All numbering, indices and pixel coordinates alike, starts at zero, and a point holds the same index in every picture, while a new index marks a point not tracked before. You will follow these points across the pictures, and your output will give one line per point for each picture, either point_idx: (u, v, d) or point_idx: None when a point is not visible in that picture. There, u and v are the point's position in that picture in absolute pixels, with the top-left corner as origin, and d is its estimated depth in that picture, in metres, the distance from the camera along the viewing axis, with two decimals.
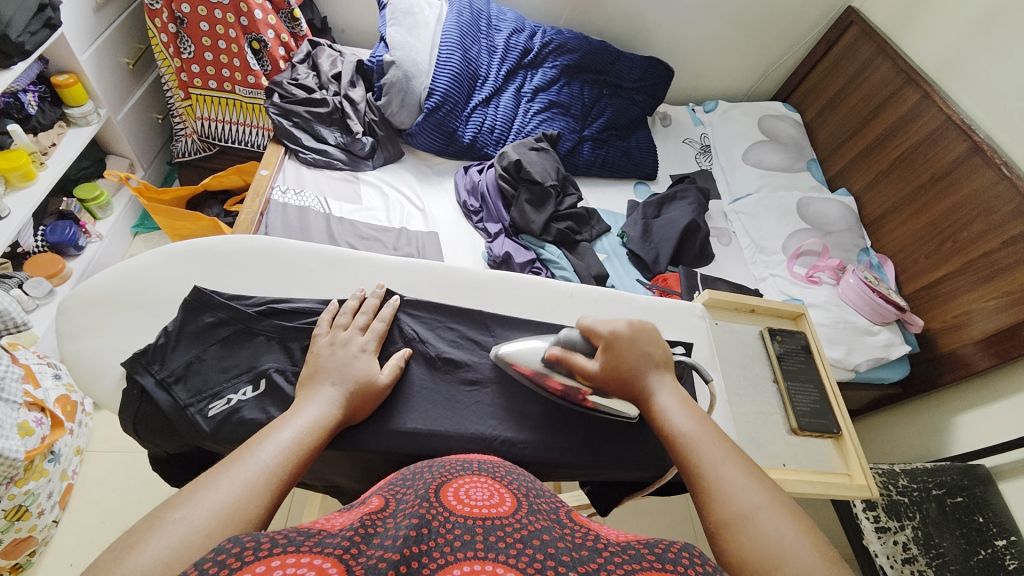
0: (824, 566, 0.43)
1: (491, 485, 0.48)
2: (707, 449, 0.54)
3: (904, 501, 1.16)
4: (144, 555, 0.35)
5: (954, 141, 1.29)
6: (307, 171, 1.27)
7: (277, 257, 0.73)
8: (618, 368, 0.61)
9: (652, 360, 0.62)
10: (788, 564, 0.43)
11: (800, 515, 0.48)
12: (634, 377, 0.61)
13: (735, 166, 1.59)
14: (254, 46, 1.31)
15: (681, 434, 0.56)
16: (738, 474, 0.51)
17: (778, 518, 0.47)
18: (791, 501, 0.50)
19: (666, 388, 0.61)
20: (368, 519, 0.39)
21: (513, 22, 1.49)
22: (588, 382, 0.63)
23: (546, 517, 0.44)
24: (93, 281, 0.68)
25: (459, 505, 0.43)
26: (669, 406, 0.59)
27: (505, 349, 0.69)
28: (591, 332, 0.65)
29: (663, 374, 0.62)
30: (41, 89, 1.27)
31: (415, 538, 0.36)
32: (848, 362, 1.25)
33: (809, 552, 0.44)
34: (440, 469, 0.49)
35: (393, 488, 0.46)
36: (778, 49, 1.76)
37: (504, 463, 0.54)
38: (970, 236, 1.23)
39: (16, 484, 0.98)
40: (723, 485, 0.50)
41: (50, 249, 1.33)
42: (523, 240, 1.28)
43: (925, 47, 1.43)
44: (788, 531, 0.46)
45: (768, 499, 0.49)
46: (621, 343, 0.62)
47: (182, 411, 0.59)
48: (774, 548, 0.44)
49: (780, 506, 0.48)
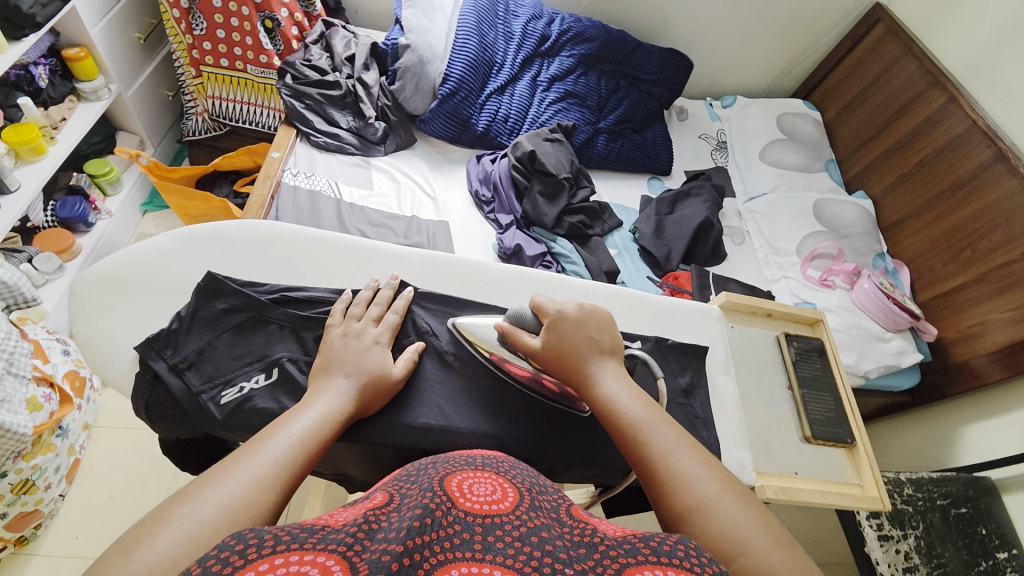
0: (776, 548, 0.45)
1: (492, 478, 0.47)
2: (660, 436, 0.53)
3: (909, 510, 1.17)
4: (151, 551, 0.35)
5: (977, 148, 1.26)
6: (318, 154, 1.26)
7: (290, 244, 0.72)
8: (559, 349, 0.60)
9: (596, 346, 0.60)
10: (745, 549, 0.44)
11: (752, 497, 0.50)
12: (577, 364, 0.59)
13: (752, 165, 1.56)
14: (267, 24, 1.29)
15: (632, 422, 0.54)
16: (691, 461, 0.51)
17: (732, 505, 0.48)
18: (742, 483, 0.51)
19: (611, 374, 0.59)
20: (372, 514, 0.39)
21: (531, 9, 1.46)
22: (530, 357, 0.63)
23: (547, 513, 0.43)
24: (107, 262, 0.68)
25: (461, 499, 0.42)
26: (616, 392, 0.57)
27: (464, 321, 0.68)
28: (539, 310, 0.65)
29: (608, 361, 0.60)
30: (52, 61, 1.26)
31: (420, 530, 0.36)
32: (859, 369, 1.23)
33: (763, 537, 0.46)
34: (444, 464, 0.48)
35: (397, 483, 0.46)
36: (800, 46, 1.72)
37: (509, 458, 0.53)
38: (990, 245, 1.21)
39: (23, 458, 0.99)
40: (678, 474, 0.50)
41: (59, 224, 1.32)
42: (535, 233, 1.27)
43: (951, 47, 1.38)
44: (742, 518, 0.47)
45: (721, 485, 0.50)
46: (565, 323, 0.62)
47: (194, 398, 0.59)
48: (730, 537, 0.45)
49: (733, 491, 0.49)
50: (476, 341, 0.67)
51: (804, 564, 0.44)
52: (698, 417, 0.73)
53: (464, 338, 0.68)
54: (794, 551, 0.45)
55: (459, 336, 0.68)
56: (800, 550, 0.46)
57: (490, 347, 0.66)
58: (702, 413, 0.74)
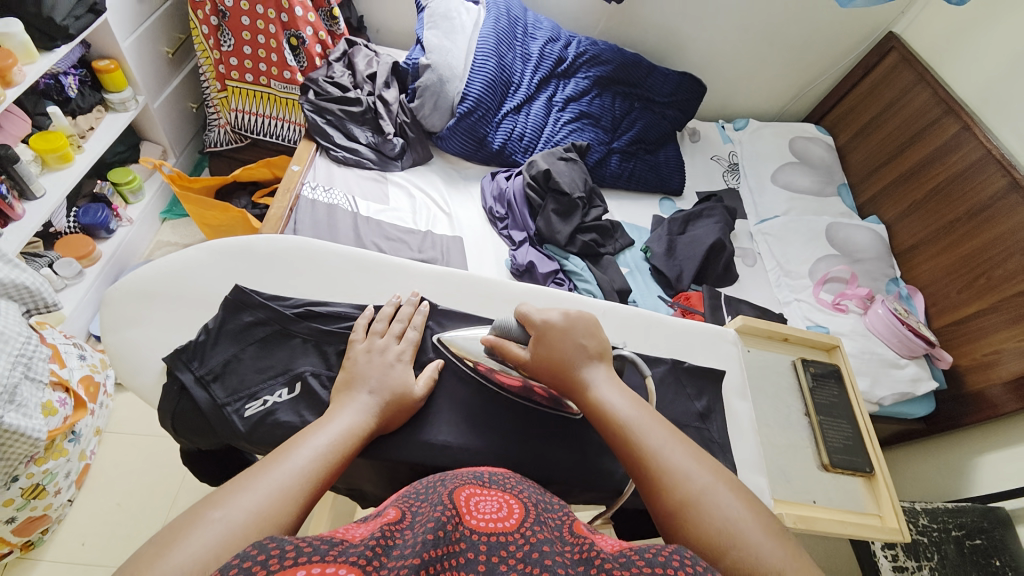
0: (767, 537, 0.47)
1: (498, 495, 0.46)
2: (652, 435, 0.54)
3: (923, 541, 1.17)
4: (183, 553, 0.35)
5: (992, 176, 1.26)
6: (337, 168, 1.29)
7: (313, 259, 0.73)
8: (549, 358, 0.61)
9: (585, 352, 0.61)
10: (739, 539, 0.46)
11: (742, 488, 0.52)
12: (567, 371, 0.60)
13: (764, 188, 1.57)
14: (292, 42, 1.34)
15: (624, 424, 0.55)
16: (683, 456, 0.53)
17: (725, 496, 0.50)
18: (733, 476, 0.53)
19: (602, 379, 0.60)
20: (387, 530, 0.39)
21: (549, 31, 1.49)
22: (521, 368, 0.64)
23: (551, 530, 0.43)
24: (137, 273, 0.69)
25: (468, 515, 0.42)
26: (608, 395, 0.58)
27: (450, 336, 0.69)
28: (525, 319, 0.65)
29: (597, 366, 0.61)
30: (82, 72, 1.31)
31: (434, 543, 0.37)
32: (873, 395, 1.22)
33: (755, 527, 0.47)
34: (452, 480, 0.48)
35: (408, 501, 0.45)
36: (812, 72, 1.74)
37: (515, 475, 0.52)
38: (1004, 275, 1.21)
39: (35, 463, 1.00)
40: (671, 469, 0.51)
41: (81, 230, 1.35)
42: (547, 250, 1.28)
43: (966, 77, 1.40)
44: (734, 509, 0.49)
45: (714, 478, 0.51)
46: (552, 331, 0.62)
47: (219, 410, 0.60)
48: (724, 528, 0.47)
49: (726, 484, 0.51)
50: (466, 354, 0.67)
51: (795, 552, 0.46)
52: (715, 443, 0.73)
53: (451, 352, 0.68)
54: (784, 539, 0.47)
55: (446, 351, 0.68)
56: (788, 536, 0.48)
57: (472, 356, 0.67)
58: (720, 438, 0.73)
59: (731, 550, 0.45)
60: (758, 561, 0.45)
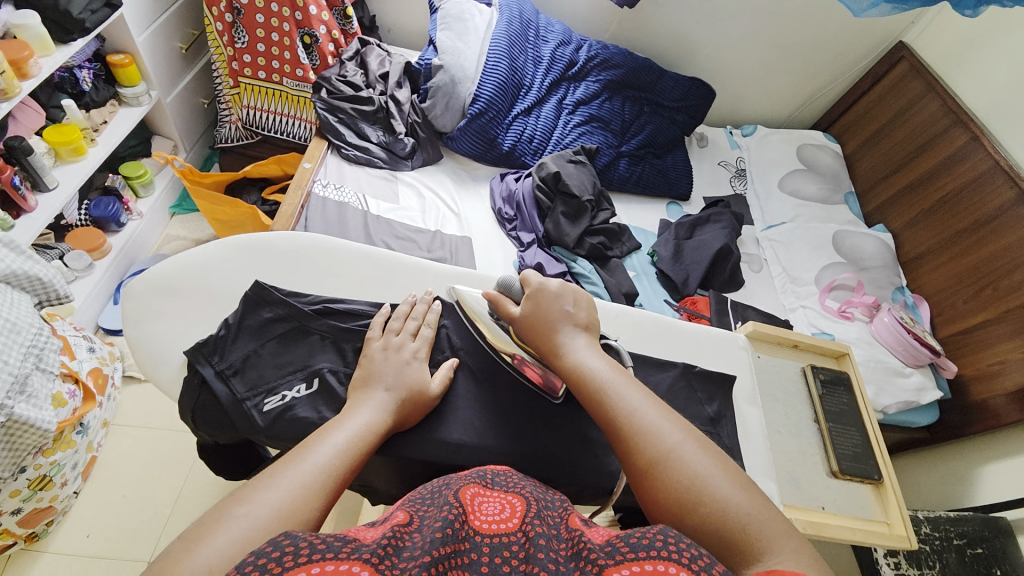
0: (734, 489, 0.48)
1: (500, 496, 0.46)
2: (625, 396, 0.55)
3: (925, 550, 1.18)
4: (210, 549, 0.36)
5: (1000, 187, 1.27)
6: (347, 167, 1.29)
7: (331, 255, 0.74)
8: (535, 320, 0.63)
9: (572, 319, 0.63)
10: (705, 493, 0.47)
11: (711, 445, 0.53)
12: (549, 332, 0.62)
13: (771, 194, 1.58)
14: (306, 40, 1.34)
15: (599, 385, 0.56)
16: (655, 416, 0.53)
17: (694, 453, 0.50)
18: (703, 434, 0.54)
19: (581, 344, 0.61)
20: (397, 530, 0.39)
21: (561, 34, 1.50)
22: (511, 327, 0.66)
23: (551, 526, 0.43)
24: (158, 269, 0.69)
25: (473, 515, 0.42)
26: (584, 359, 0.59)
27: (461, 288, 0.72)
28: (525, 281, 0.68)
29: (580, 333, 0.62)
30: (96, 66, 1.32)
31: (444, 541, 0.37)
32: (878, 404, 1.23)
33: (722, 479, 0.49)
34: (456, 481, 0.47)
35: (415, 503, 0.45)
36: (821, 80, 1.74)
37: (517, 472, 0.52)
38: (1010, 286, 1.21)
39: (44, 454, 1.01)
40: (642, 429, 0.52)
41: (92, 223, 1.36)
42: (555, 252, 1.28)
43: (976, 89, 1.40)
44: (703, 464, 0.50)
45: (683, 436, 0.52)
46: (544, 295, 0.65)
47: (239, 404, 0.60)
48: (692, 484, 0.48)
49: (696, 442, 0.52)
50: (472, 311, 0.70)
51: (762, 504, 0.48)
52: (726, 447, 0.73)
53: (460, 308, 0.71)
54: (751, 492, 0.48)
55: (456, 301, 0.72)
56: (757, 491, 0.49)
57: (479, 317, 0.69)
58: (730, 444, 0.74)
59: (698, 505, 0.47)
60: (725, 514, 0.46)
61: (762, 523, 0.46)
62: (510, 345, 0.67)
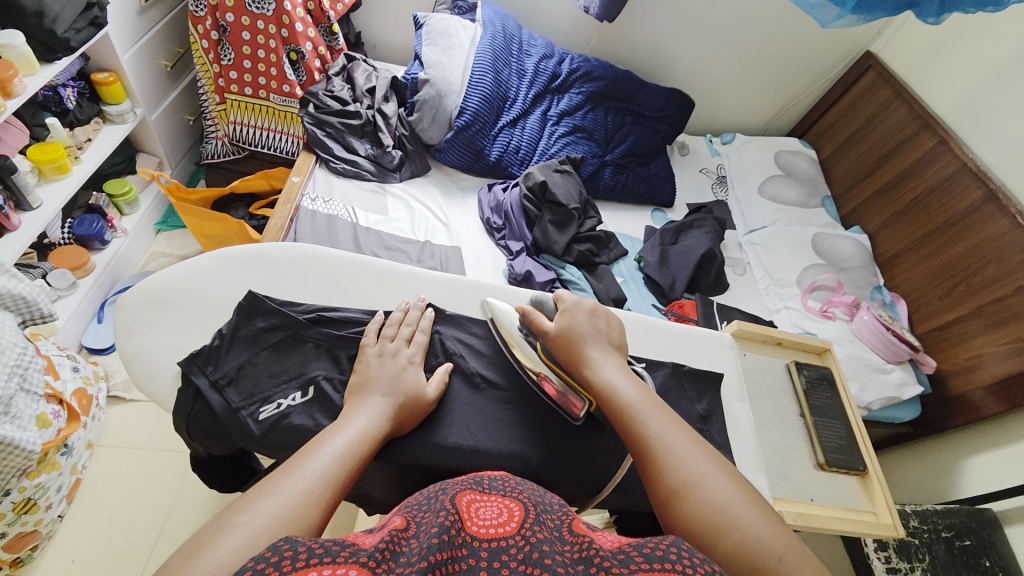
0: (764, 522, 0.49)
1: (497, 501, 0.47)
2: (655, 419, 0.57)
3: (914, 543, 1.25)
4: (212, 557, 0.36)
5: (969, 188, 1.32)
6: (336, 180, 1.30)
7: (323, 265, 0.75)
8: (567, 339, 0.65)
9: (604, 340, 0.66)
10: (735, 523, 0.48)
11: (738, 476, 0.54)
12: (581, 349, 0.64)
13: (751, 199, 1.63)
14: (292, 56, 1.35)
15: (629, 406, 0.58)
16: (684, 442, 0.55)
17: (723, 482, 0.52)
18: (730, 464, 0.55)
19: (611, 363, 0.63)
20: (394, 535, 0.39)
21: (543, 49, 1.54)
22: (539, 342, 0.68)
23: (549, 529, 0.44)
24: (148, 281, 0.69)
25: (469, 521, 0.43)
26: (613, 378, 0.61)
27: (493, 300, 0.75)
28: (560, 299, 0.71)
29: (611, 354, 0.64)
30: (81, 84, 1.31)
31: (440, 546, 0.38)
32: (862, 400, 1.26)
33: (751, 511, 0.50)
34: (452, 487, 0.48)
35: (412, 510, 0.45)
36: (794, 90, 1.81)
37: (515, 476, 0.53)
38: (983, 281, 1.26)
39: (27, 476, 0.98)
40: (672, 453, 0.54)
41: (76, 241, 1.34)
42: (544, 259, 1.30)
43: (941, 94, 1.47)
44: (731, 494, 0.51)
45: (712, 465, 0.53)
46: (578, 314, 0.68)
47: (234, 414, 0.60)
48: (722, 512, 0.49)
49: (722, 471, 0.53)
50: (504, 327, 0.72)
51: (789, 535, 0.49)
52: (717, 444, 0.75)
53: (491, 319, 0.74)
54: (779, 525, 0.49)
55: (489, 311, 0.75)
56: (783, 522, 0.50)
57: (510, 332, 0.71)
58: (720, 440, 0.75)
59: (727, 533, 0.48)
60: (756, 544, 0.47)
61: (793, 556, 0.46)
62: (536, 363, 0.68)
